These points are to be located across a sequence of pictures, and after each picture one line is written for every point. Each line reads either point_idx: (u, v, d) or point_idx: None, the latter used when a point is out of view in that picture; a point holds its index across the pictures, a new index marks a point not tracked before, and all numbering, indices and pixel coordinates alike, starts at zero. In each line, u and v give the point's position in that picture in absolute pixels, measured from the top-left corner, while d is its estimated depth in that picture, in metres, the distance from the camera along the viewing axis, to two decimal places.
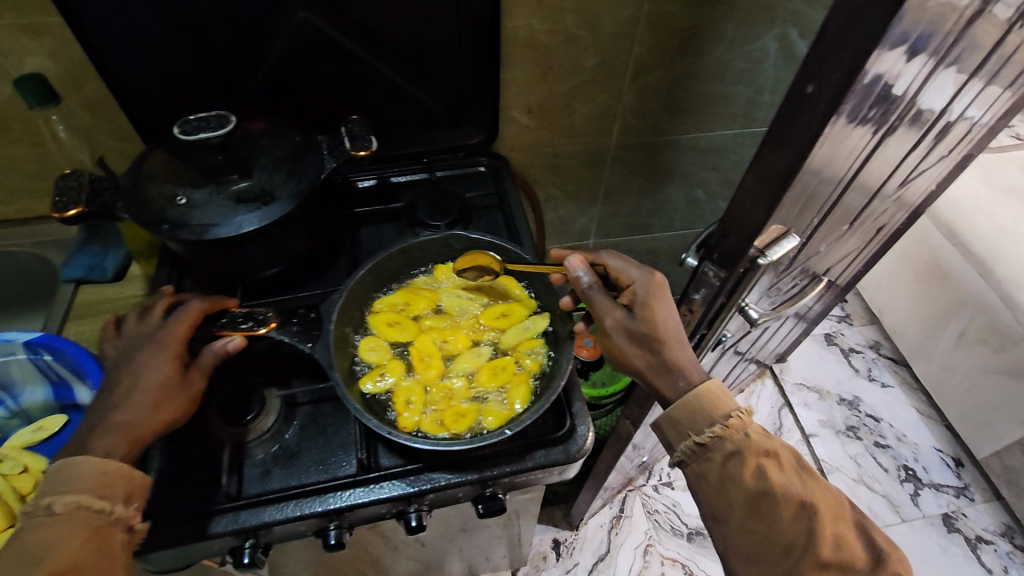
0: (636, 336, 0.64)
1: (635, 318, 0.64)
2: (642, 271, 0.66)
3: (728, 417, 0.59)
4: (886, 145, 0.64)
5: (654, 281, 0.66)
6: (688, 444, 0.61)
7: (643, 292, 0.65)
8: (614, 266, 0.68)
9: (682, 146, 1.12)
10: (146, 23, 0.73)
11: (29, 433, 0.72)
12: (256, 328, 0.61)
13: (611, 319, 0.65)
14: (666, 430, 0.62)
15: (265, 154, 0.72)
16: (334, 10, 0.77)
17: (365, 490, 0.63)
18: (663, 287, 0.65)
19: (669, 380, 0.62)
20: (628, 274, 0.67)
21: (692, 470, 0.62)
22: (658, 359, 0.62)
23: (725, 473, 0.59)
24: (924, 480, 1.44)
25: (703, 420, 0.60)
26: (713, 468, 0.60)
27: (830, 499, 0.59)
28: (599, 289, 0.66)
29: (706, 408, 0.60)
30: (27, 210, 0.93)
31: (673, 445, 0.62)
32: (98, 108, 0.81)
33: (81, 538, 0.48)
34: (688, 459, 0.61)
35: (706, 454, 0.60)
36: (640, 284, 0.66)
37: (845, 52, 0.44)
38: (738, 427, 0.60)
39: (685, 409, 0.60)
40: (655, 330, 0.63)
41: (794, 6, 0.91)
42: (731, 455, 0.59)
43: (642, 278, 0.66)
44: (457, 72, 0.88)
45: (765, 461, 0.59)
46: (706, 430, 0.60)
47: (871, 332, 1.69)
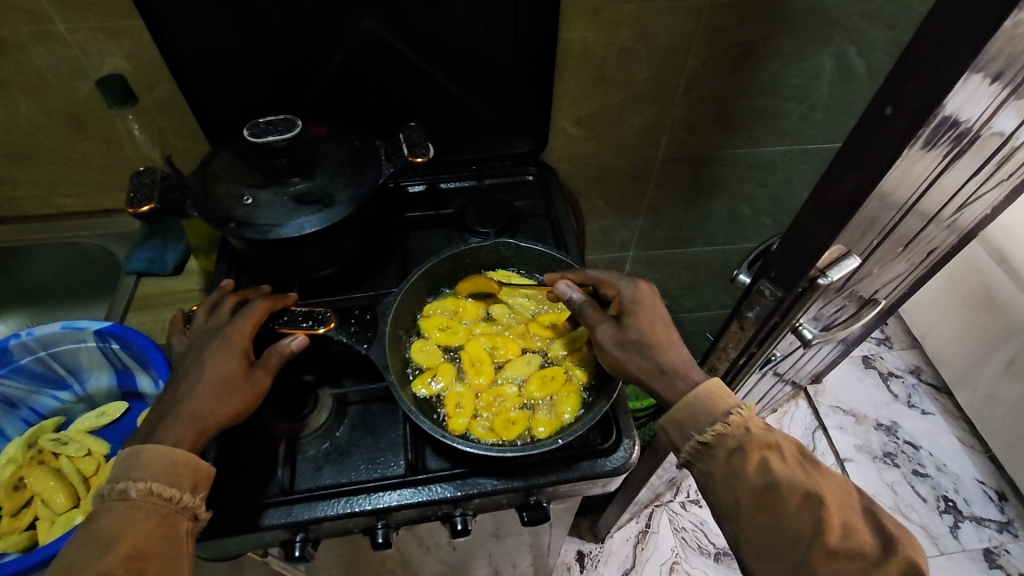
0: (627, 344, 0.62)
1: (625, 327, 0.63)
2: (627, 281, 0.67)
3: (728, 414, 0.57)
4: (952, 170, 0.59)
5: (640, 290, 0.66)
6: (692, 444, 0.57)
7: (630, 301, 0.65)
8: (601, 281, 0.69)
9: (730, 160, 1.11)
10: (221, 28, 0.76)
11: (93, 418, 0.77)
12: (315, 328, 0.64)
13: (601, 329, 0.64)
14: (669, 431, 0.59)
15: (328, 157, 0.74)
16: (398, 20, 0.79)
17: (412, 491, 0.64)
18: (649, 295, 0.66)
19: (667, 383, 0.60)
20: (614, 284, 0.67)
21: (698, 470, 0.58)
22: (652, 363, 0.61)
23: (731, 470, 0.55)
24: (965, 512, 1.39)
25: (705, 418, 0.57)
26: (718, 465, 0.56)
27: (836, 488, 0.55)
28: (588, 305, 0.66)
29: (705, 406, 0.58)
30: (94, 203, 0.97)
31: (677, 446, 0.59)
32: (168, 109, 0.84)
33: (152, 523, 0.49)
34: (693, 459, 0.58)
35: (710, 452, 0.57)
36: (627, 293, 0.66)
37: (930, 77, 0.44)
38: (740, 424, 0.57)
39: (686, 409, 0.58)
40: (645, 336, 0.62)
41: (853, 24, 0.91)
42: (734, 451, 0.56)
43: (629, 287, 0.66)
44: (512, 82, 0.90)
45: (768, 455, 0.55)
46: (707, 428, 0.57)
47: (911, 357, 1.64)
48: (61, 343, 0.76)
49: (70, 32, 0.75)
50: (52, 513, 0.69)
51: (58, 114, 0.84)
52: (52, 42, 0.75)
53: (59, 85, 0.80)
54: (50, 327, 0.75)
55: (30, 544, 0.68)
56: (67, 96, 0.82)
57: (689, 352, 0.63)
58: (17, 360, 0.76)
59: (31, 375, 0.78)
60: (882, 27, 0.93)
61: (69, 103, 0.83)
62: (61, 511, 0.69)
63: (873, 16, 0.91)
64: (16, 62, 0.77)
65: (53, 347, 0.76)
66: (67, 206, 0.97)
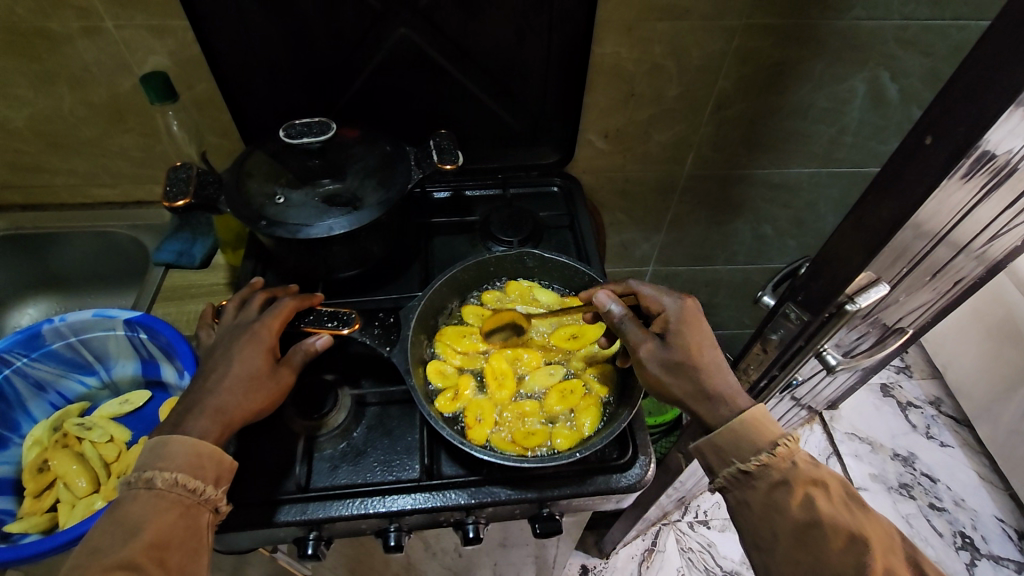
0: (672, 365, 0.61)
1: (670, 346, 0.62)
2: (672, 297, 0.65)
3: (774, 445, 0.56)
4: (991, 200, 0.56)
5: (686, 308, 0.64)
6: (731, 471, 0.57)
7: (675, 320, 0.64)
8: (647, 294, 0.67)
9: (756, 180, 1.11)
10: (262, 31, 0.78)
11: (117, 405, 0.79)
12: (340, 328, 0.65)
13: (645, 347, 0.63)
14: (708, 455, 0.59)
15: (359, 161, 0.75)
16: (434, 29, 0.80)
17: (425, 497, 0.64)
18: (696, 313, 0.64)
19: (710, 408, 0.60)
20: (659, 301, 0.66)
21: (733, 497, 0.58)
22: (696, 385, 0.60)
23: (770, 502, 0.55)
24: (982, 550, 1.35)
25: (749, 447, 0.57)
26: (757, 496, 0.56)
27: (879, 530, 0.54)
28: (631, 321, 0.64)
29: (750, 435, 0.57)
30: (128, 194, 1.00)
31: (715, 470, 0.59)
32: (205, 106, 0.86)
33: (175, 514, 0.50)
34: (729, 485, 0.58)
35: (751, 482, 0.57)
36: (671, 311, 0.64)
37: (974, 109, 0.44)
38: (785, 456, 0.56)
39: (729, 435, 0.58)
40: (690, 357, 0.61)
41: (888, 49, 0.91)
42: (776, 484, 0.55)
43: (674, 305, 0.65)
44: (542, 95, 0.90)
45: (812, 491, 0.55)
46: (751, 458, 0.56)
47: (931, 387, 1.61)
48: (91, 330, 0.79)
49: (117, 29, 0.77)
50: (74, 497, 0.71)
51: (99, 107, 0.86)
52: (99, 37, 0.78)
53: (104, 79, 0.83)
54: (83, 314, 0.77)
55: (50, 525, 0.70)
56: (110, 90, 0.84)
57: (733, 372, 0.62)
58: (49, 345, 0.78)
59: (61, 360, 0.79)
60: (918, 53, 0.92)
61: (111, 97, 0.85)
62: (82, 494, 0.71)
63: (909, 43, 0.90)
64: (64, 56, 0.79)
65: (84, 332, 0.79)
66: (103, 195, 1.00)
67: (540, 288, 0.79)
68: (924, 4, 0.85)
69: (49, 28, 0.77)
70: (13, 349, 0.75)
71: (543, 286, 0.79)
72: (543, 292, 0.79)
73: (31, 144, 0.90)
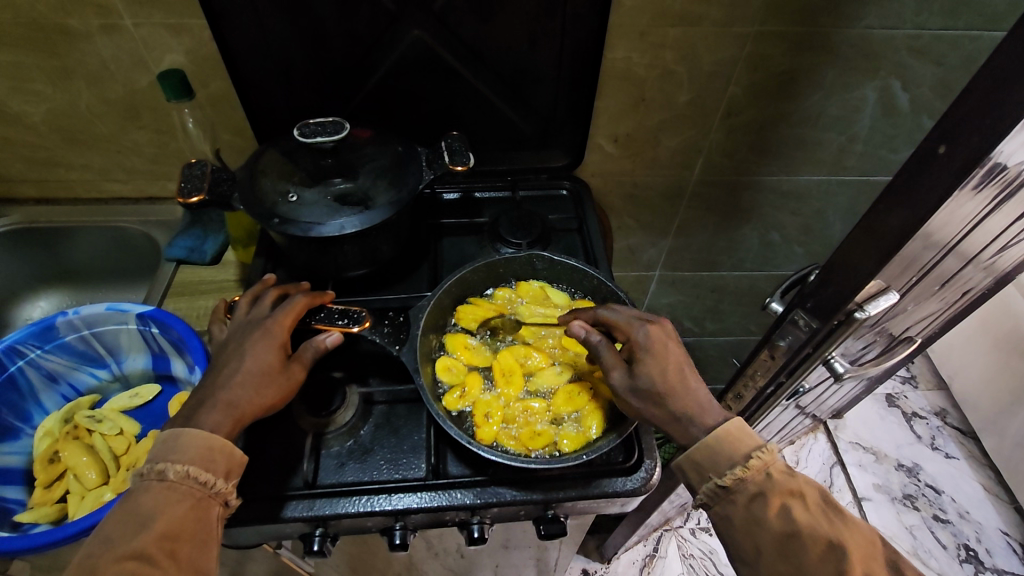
0: (641, 393, 0.61)
1: (637, 375, 0.62)
2: (638, 325, 0.65)
3: (748, 458, 0.56)
4: (1002, 211, 0.56)
5: (653, 335, 0.64)
6: (710, 487, 0.57)
7: (641, 346, 0.63)
8: (615, 321, 0.67)
9: (765, 187, 1.11)
10: (278, 31, 0.78)
11: (127, 398, 0.80)
12: (350, 327, 0.65)
13: (614, 376, 0.63)
14: (687, 471, 0.58)
15: (371, 161, 0.75)
16: (448, 32, 0.81)
17: (431, 496, 0.65)
18: (664, 339, 0.64)
19: (681, 429, 0.59)
20: (627, 328, 0.66)
21: (716, 513, 0.57)
22: (665, 412, 0.60)
23: (750, 516, 0.55)
24: (986, 563, 1.34)
25: (724, 461, 0.56)
26: (737, 510, 0.55)
27: (860, 538, 0.53)
28: (600, 350, 0.66)
29: (724, 448, 0.57)
30: (141, 189, 1.01)
31: (695, 487, 0.58)
32: (219, 104, 0.87)
33: (186, 506, 0.51)
34: (711, 501, 0.57)
35: (730, 496, 0.56)
36: (639, 338, 0.64)
37: (987, 120, 0.44)
38: (760, 468, 0.56)
39: (704, 450, 0.57)
40: (659, 385, 0.61)
41: (901, 58, 0.91)
42: (754, 496, 0.55)
43: (640, 331, 0.65)
44: (554, 98, 0.91)
45: (790, 502, 0.54)
46: (727, 472, 0.56)
47: (936, 398, 1.60)
48: (104, 323, 0.79)
49: (135, 27, 0.78)
50: (84, 488, 0.71)
51: (115, 104, 0.87)
52: (117, 35, 0.79)
53: (121, 76, 0.84)
54: (96, 307, 0.78)
55: (59, 516, 0.71)
56: (127, 86, 0.85)
57: (708, 394, 0.61)
58: (62, 337, 0.79)
59: (73, 353, 0.80)
60: (931, 63, 0.92)
61: (128, 94, 0.86)
62: (91, 486, 0.72)
63: (921, 52, 0.90)
64: (82, 52, 0.81)
65: (96, 326, 0.79)
66: (116, 191, 1.01)
67: (548, 291, 0.79)
68: (937, 13, 0.86)
69: (69, 24, 0.78)
70: (27, 341, 0.76)
71: (552, 289, 0.80)
72: (552, 294, 0.79)
73: (47, 139, 0.91)
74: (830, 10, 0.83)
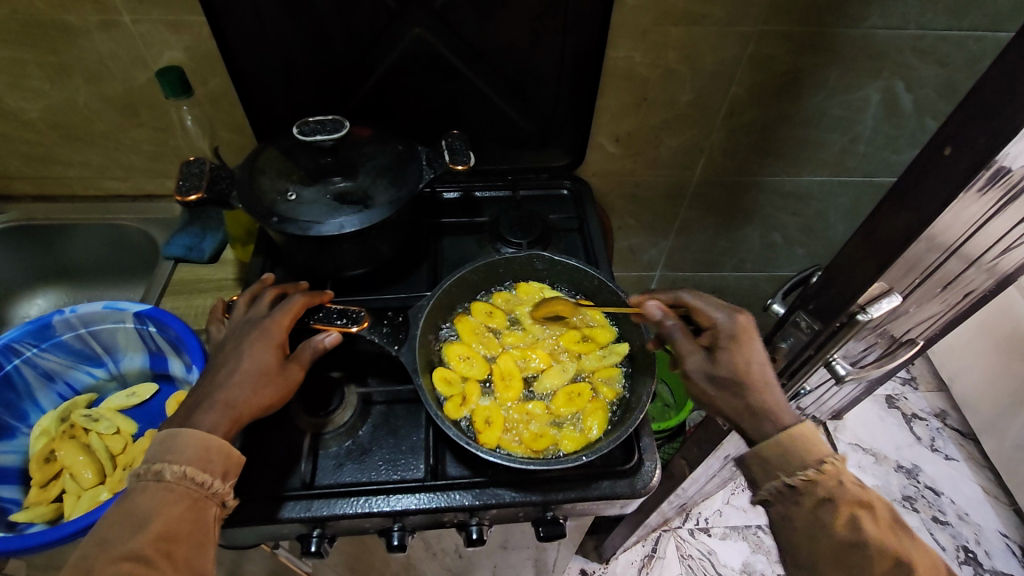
0: (717, 379, 0.61)
1: (716, 361, 0.61)
2: (725, 312, 0.63)
3: (822, 462, 0.55)
4: (1009, 214, 0.55)
5: (739, 324, 0.62)
6: (776, 485, 0.56)
7: (726, 333, 0.62)
8: (697, 306, 0.66)
9: (767, 188, 1.10)
10: (277, 29, 0.78)
11: (124, 397, 0.80)
12: (349, 326, 0.65)
13: (691, 359, 0.62)
14: (755, 467, 0.58)
15: (371, 159, 0.74)
16: (449, 30, 0.80)
17: (429, 497, 0.64)
18: (749, 329, 0.62)
19: (755, 423, 0.58)
20: (710, 314, 0.64)
21: (776, 511, 0.57)
22: (742, 403, 0.59)
23: (814, 520, 0.54)
24: (986, 565, 1.33)
25: (796, 462, 0.55)
26: (801, 512, 0.55)
27: (926, 559, 0.52)
28: (680, 331, 0.64)
29: (799, 450, 0.55)
30: (139, 187, 1.01)
31: (760, 482, 0.58)
32: (219, 101, 0.87)
33: (183, 506, 0.50)
34: (773, 499, 0.57)
35: (795, 498, 0.56)
36: (723, 326, 0.63)
37: (993, 121, 0.44)
38: (832, 474, 0.55)
39: (775, 448, 0.56)
40: (738, 373, 0.60)
41: (904, 59, 0.91)
42: (822, 502, 0.54)
43: (725, 319, 0.63)
44: (556, 97, 0.90)
45: (859, 513, 0.53)
46: (798, 472, 0.55)
47: (936, 400, 1.60)
48: (101, 322, 0.79)
49: (134, 23, 0.77)
50: (80, 488, 0.71)
51: (113, 101, 0.87)
52: (116, 31, 0.78)
53: (119, 72, 0.83)
54: (93, 306, 0.78)
55: (55, 516, 0.71)
56: (125, 83, 0.84)
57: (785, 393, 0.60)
58: (59, 336, 0.78)
59: (70, 351, 0.80)
60: (934, 64, 0.92)
61: (126, 91, 0.85)
62: (88, 486, 0.72)
63: (924, 53, 0.90)
64: (80, 48, 0.80)
65: (94, 324, 0.79)
66: (114, 188, 1.00)
67: (549, 292, 0.79)
68: (941, 14, 0.85)
69: (67, 21, 0.77)
70: (23, 340, 0.76)
71: (553, 289, 0.80)
72: (552, 295, 0.79)
73: (45, 135, 0.91)
74: (834, 9, 0.82)
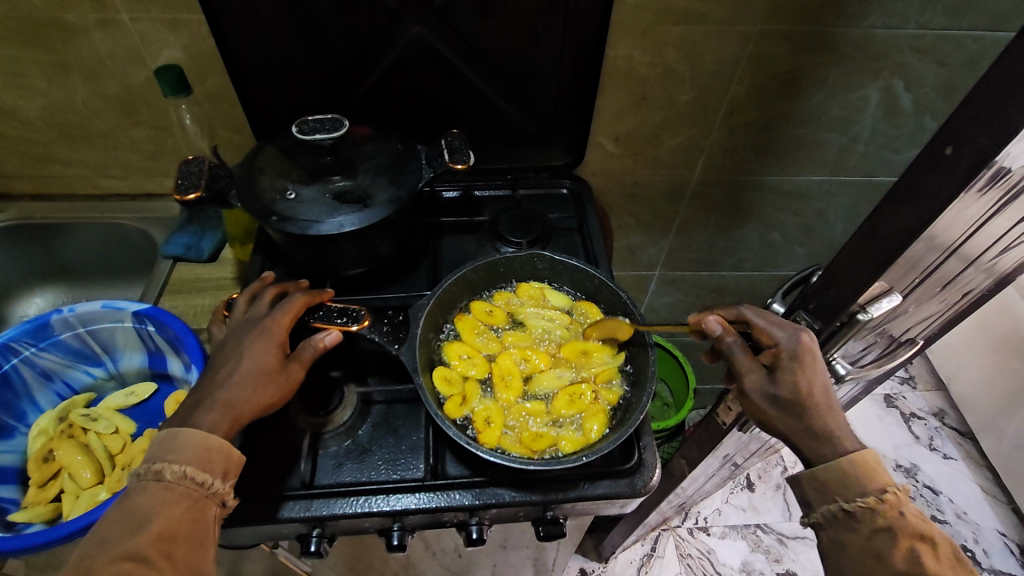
0: (779, 400, 0.59)
1: (778, 382, 0.59)
2: (787, 331, 0.61)
3: (884, 491, 0.55)
4: (1010, 215, 0.55)
5: (803, 343, 0.60)
6: (832, 509, 0.57)
7: (789, 354, 0.60)
8: (757, 323, 0.63)
9: (766, 187, 1.10)
10: (276, 27, 0.78)
11: (122, 397, 0.79)
12: (349, 325, 0.65)
13: (750, 378, 0.61)
14: (809, 489, 0.58)
15: (371, 158, 0.74)
16: (449, 29, 0.80)
17: (429, 497, 0.64)
18: (813, 349, 0.60)
19: (813, 445, 0.58)
20: (772, 332, 0.62)
21: (828, 535, 0.58)
22: (801, 426, 0.58)
23: (869, 548, 0.54)
24: (983, 564, 1.33)
25: (856, 488, 0.55)
26: (857, 538, 0.55)
27: None
28: (740, 349, 0.62)
29: (860, 476, 0.55)
30: (138, 186, 1.00)
31: (814, 505, 0.58)
32: (217, 100, 0.86)
33: (183, 506, 0.50)
34: (827, 522, 0.58)
35: (851, 523, 0.56)
36: (786, 345, 0.60)
37: (994, 121, 0.44)
38: (894, 504, 0.54)
39: (834, 472, 0.56)
40: (801, 397, 0.58)
41: (904, 58, 0.91)
42: (879, 530, 0.54)
43: (788, 337, 0.61)
44: (555, 96, 0.90)
45: (919, 547, 0.53)
46: (858, 499, 0.55)
47: (935, 399, 1.61)
48: (99, 321, 0.79)
49: (132, 21, 0.77)
50: (78, 488, 0.71)
51: (112, 99, 0.86)
52: (114, 30, 0.78)
53: (117, 71, 0.83)
54: (92, 305, 0.77)
55: (53, 515, 0.70)
56: (123, 81, 0.84)
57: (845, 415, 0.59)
58: (57, 335, 0.78)
59: (68, 351, 0.80)
60: (933, 63, 0.92)
61: (124, 89, 0.85)
62: (86, 485, 0.71)
63: (923, 52, 0.90)
64: (78, 47, 0.80)
65: (92, 323, 0.79)
66: (113, 187, 1.00)
67: (548, 292, 0.79)
68: (940, 14, 0.85)
69: (65, 19, 0.77)
70: (20, 339, 0.76)
71: (554, 289, 0.80)
72: (553, 295, 0.79)
73: (42, 134, 0.90)
74: (834, 8, 0.82)
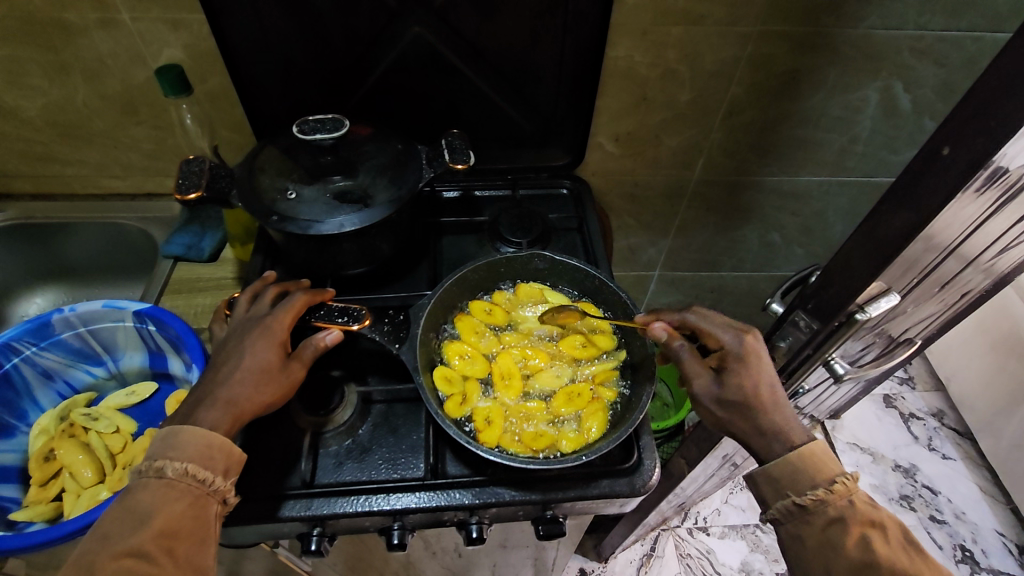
0: (725, 402, 0.61)
1: (724, 384, 0.61)
2: (731, 333, 0.63)
3: (832, 482, 0.55)
4: (1006, 215, 0.55)
5: (747, 346, 0.62)
6: (786, 505, 0.57)
7: (733, 356, 0.62)
8: (703, 327, 0.65)
9: (766, 187, 1.10)
10: (277, 27, 0.78)
11: (123, 396, 0.79)
12: (350, 324, 0.65)
13: (699, 383, 0.63)
14: (763, 486, 0.58)
15: (371, 158, 0.74)
16: (449, 29, 0.80)
17: (430, 495, 0.64)
18: (757, 351, 0.62)
19: (764, 443, 0.59)
20: (717, 336, 0.64)
21: (786, 531, 0.58)
22: (751, 425, 0.60)
23: (825, 539, 0.54)
24: (982, 564, 1.33)
25: (805, 482, 0.56)
26: (812, 532, 0.55)
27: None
28: (687, 353, 0.64)
29: (808, 469, 0.56)
30: (138, 186, 1.00)
31: (768, 502, 0.58)
32: (218, 100, 0.86)
33: (184, 503, 0.50)
34: (782, 518, 0.58)
35: (805, 516, 0.56)
36: (732, 348, 0.62)
37: (991, 121, 0.44)
38: (843, 494, 0.55)
39: (785, 467, 0.57)
40: (747, 397, 0.60)
41: (903, 59, 0.91)
42: (832, 521, 0.55)
43: (732, 340, 0.62)
44: (555, 97, 0.91)
45: (871, 533, 0.53)
46: (807, 492, 0.56)
47: (933, 399, 1.61)
48: (101, 321, 0.79)
49: (133, 21, 0.77)
50: (79, 487, 0.71)
51: (113, 99, 0.87)
52: (115, 30, 0.78)
53: (118, 71, 0.83)
54: (93, 304, 0.78)
55: (54, 515, 0.70)
56: (125, 81, 0.84)
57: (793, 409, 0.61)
58: (58, 335, 0.78)
59: (69, 350, 0.80)
60: (932, 63, 0.92)
61: (124, 89, 0.85)
62: (87, 485, 0.72)
63: (923, 53, 0.90)
64: (79, 47, 0.80)
65: (92, 323, 0.79)
66: (113, 186, 1.00)
67: (547, 294, 0.79)
68: (939, 14, 0.85)
69: (66, 19, 0.77)
70: (22, 338, 0.76)
71: (552, 290, 0.80)
72: (552, 296, 0.79)
73: (43, 133, 0.91)
74: (833, 9, 0.83)
